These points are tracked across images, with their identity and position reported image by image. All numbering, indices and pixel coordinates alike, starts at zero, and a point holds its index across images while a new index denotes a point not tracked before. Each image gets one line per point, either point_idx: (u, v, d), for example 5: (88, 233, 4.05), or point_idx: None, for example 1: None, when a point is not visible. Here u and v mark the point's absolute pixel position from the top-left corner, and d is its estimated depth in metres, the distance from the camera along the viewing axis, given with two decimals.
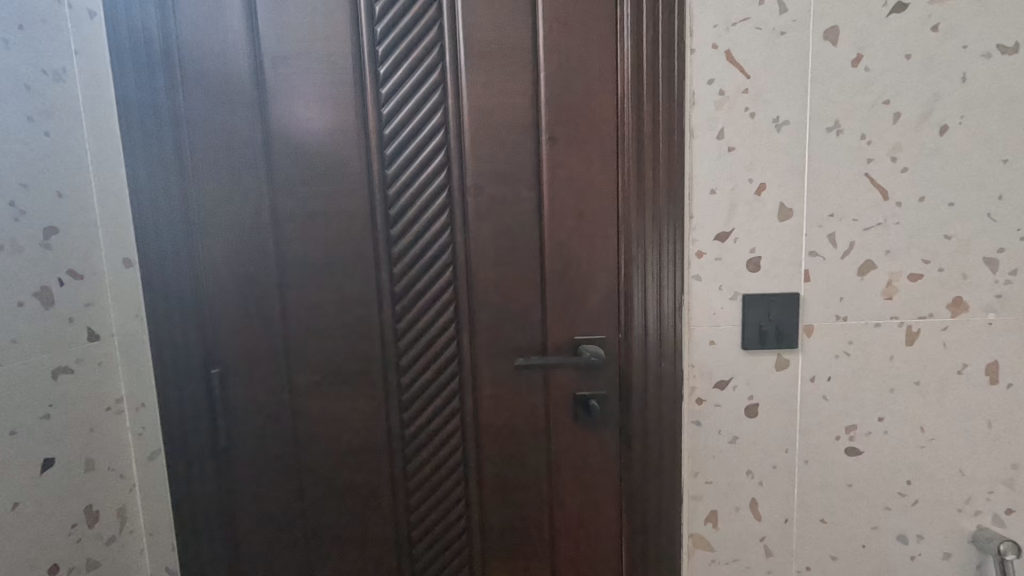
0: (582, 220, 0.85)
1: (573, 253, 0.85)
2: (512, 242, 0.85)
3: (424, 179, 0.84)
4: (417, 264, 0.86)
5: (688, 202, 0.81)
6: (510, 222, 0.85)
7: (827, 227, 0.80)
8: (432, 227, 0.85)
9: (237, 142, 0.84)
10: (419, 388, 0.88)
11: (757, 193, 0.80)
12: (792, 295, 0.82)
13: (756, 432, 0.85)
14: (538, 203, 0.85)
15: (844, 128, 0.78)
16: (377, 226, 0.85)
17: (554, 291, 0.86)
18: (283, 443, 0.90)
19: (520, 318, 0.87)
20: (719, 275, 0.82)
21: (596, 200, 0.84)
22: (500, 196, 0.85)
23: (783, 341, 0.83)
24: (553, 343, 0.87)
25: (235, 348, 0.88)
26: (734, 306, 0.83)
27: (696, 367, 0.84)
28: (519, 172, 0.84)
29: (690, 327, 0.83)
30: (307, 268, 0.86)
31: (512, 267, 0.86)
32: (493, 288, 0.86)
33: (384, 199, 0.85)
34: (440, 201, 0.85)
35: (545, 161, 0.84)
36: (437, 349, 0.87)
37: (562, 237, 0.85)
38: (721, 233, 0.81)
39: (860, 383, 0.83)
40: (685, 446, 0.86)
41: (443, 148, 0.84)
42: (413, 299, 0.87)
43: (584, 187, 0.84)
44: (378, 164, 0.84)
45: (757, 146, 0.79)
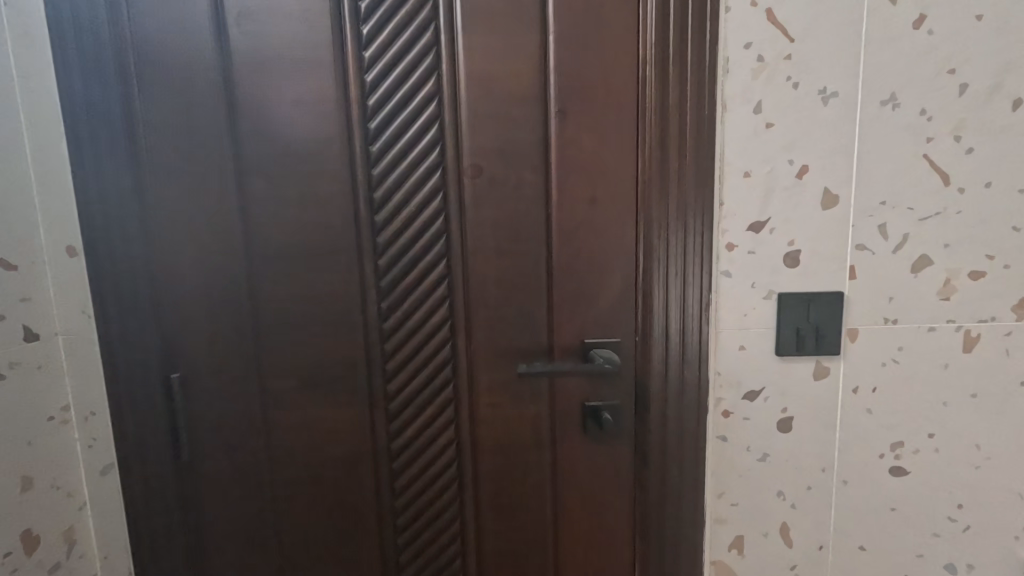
0: (595, 207, 0.74)
1: (584, 244, 0.75)
2: (515, 232, 0.75)
3: (414, 158, 0.73)
4: (406, 256, 0.75)
5: (718, 186, 0.70)
6: (513, 208, 0.74)
7: (877, 217, 0.70)
8: (423, 213, 0.74)
9: (199, 113, 0.72)
10: (408, 397, 0.78)
11: (798, 176, 0.70)
12: (834, 294, 0.72)
13: (789, 448, 0.75)
14: (546, 187, 0.74)
15: (901, 102, 0.68)
16: (360, 212, 0.74)
17: (563, 289, 0.75)
18: (253, 458, 0.79)
19: (523, 318, 0.76)
20: (751, 271, 0.72)
21: (611, 184, 0.73)
22: (501, 178, 0.74)
23: (822, 347, 0.72)
24: (560, 346, 0.77)
25: (198, 351, 0.77)
26: (768, 307, 0.72)
27: (723, 375, 0.74)
28: (523, 150, 0.73)
29: (717, 331, 0.73)
30: (279, 259, 0.75)
31: (514, 260, 0.75)
32: (493, 284, 0.75)
33: (368, 181, 0.74)
34: (432, 183, 0.74)
35: (553, 137, 0.73)
36: (429, 353, 0.77)
37: (573, 226, 0.74)
38: (755, 223, 0.71)
39: (909, 395, 0.73)
40: (708, 464, 0.76)
41: (436, 123, 0.73)
42: (402, 295, 0.76)
43: (598, 168, 0.73)
44: (361, 140, 0.73)
45: (799, 122, 0.69)
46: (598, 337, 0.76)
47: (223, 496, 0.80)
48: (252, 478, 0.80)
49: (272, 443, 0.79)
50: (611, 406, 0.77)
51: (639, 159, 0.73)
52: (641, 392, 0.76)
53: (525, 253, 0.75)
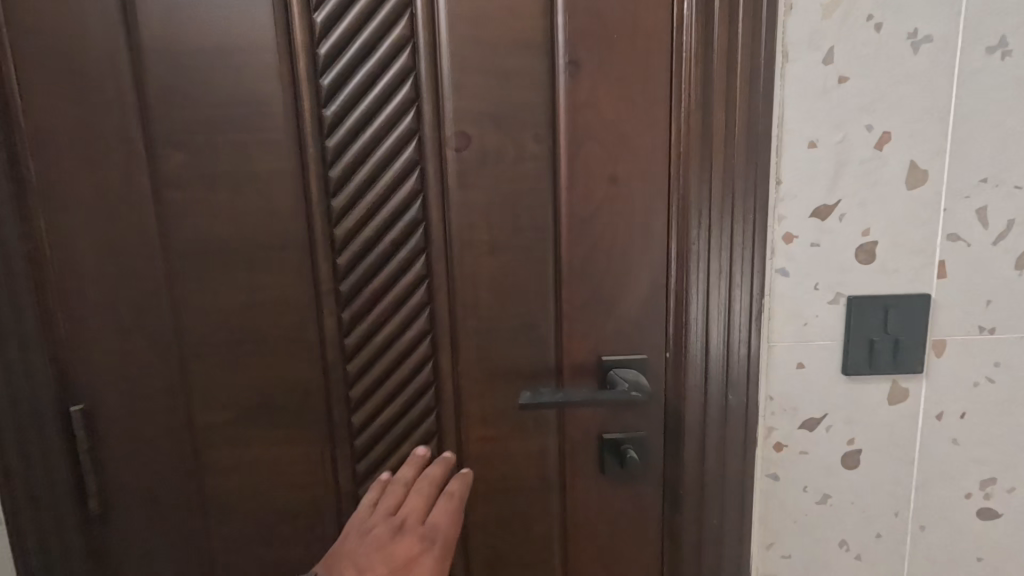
0: (615, 188, 0.58)
1: (602, 235, 0.59)
2: (513, 220, 0.58)
3: (381, 125, 0.56)
4: (374, 254, 0.58)
5: (774, 160, 0.55)
6: (510, 189, 0.58)
7: (975, 199, 0.55)
8: (394, 197, 0.57)
9: (92, 64, 0.54)
10: (379, 430, 0.62)
11: (878, 147, 0.54)
12: (919, 297, 0.56)
13: (855, 489, 0.61)
14: (552, 163, 0.57)
15: (1012, 49, 0.52)
16: (311, 196, 0.57)
17: (574, 292, 0.59)
18: (183, 509, 0.63)
19: (524, 329, 0.60)
20: (815, 269, 0.56)
21: (636, 158, 0.57)
22: (495, 151, 0.57)
23: (902, 363, 0.57)
24: (571, 364, 0.61)
25: (107, 376, 0.60)
26: (835, 314, 0.57)
27: (776, 399, 0.59)
28: (524, 114, 0.56)
29: (770, 344, 0.58)
30: (209, 257, 0.58)
31: (513, 256, 0.59)
32: (485, 287, 0.59)
33: (322, 156, 0.57)
34: (405, 157, 0.57)
35: (563, 97, 0.56)
36: (405, 375, 0.61)
37: (587, 213, 0.58)
38: (821, 207, 0.55)
39: (1005, 421, 0.59)
40: (756, 508, 0.61)
41: (410, 78, 0.56)
42: (368, 302, 0.59)
43: (618, 137, 0.57)
44: (310, 102, 0.56)
45: (882, 74, 0.53)
46: (618, 352, 0.61)
47: (147, 557, 0.63)
48: (183, 535, 0.63)
49: (206, 490, 0.63)
50: (635, 438, 0.62)
51: (672, 126, 0.56)
52: (671, 420, 0.61)
53: (526, 248, 0.59)
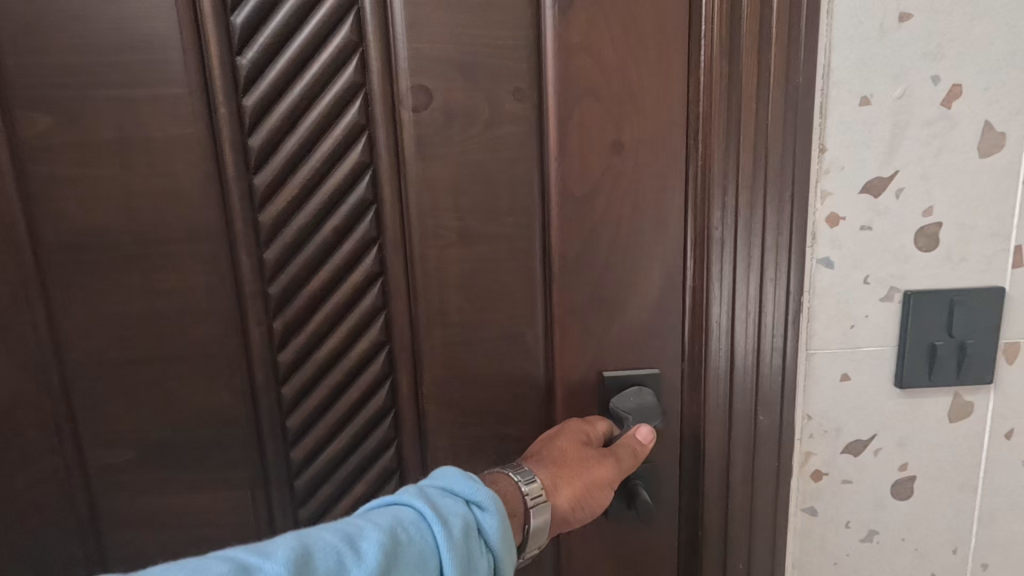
0: (620, 157, 0.46)
1: (603, 219, 0.47)
2: (487, 201, 0.46)
3: (314, 76, 0.43)
4: (312, 246, 0.46)
5: (818, 121, 0.43)
6: (485, 160, 0.45)
7: None
8: (335, 172, 0.45)
9: None
10: (326, 463, 0.51)
11: (946, 103, 0.43)
12: (991, 292, 0.46)
13: (908, 523, 0.50)
14: (537, 128, 0.45)
15: None
16: (226, 172, 0.45)
17: (567, 290, 0.48)
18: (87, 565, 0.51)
19: (506, 337, 0.49)
20: (865, 256, 0.45)
21: (649, 120, 0.45)
22: (464, 112, 0.45)
23: (968, 372, 0.47)
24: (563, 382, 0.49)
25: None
26: (888, 314, 0.46)
27: (816, 419, 0.48)
28: (499, 65, 0.44)
29: (808, 352, 0.47)
30: (98, 253, 0.46)
31: (489, 247, 0.47)
32: (454, 286, 0.47)
33: (239, 120, 0.44)
34: (347, 120, 0.44)
35: (550, 44, 0.44)
36: (356, 394, 0.49)
37: (582, 190, 0.46)
38: (874, 180, 0.44)
39: None
40: (790, 550, 0.50)
41: (352, 14, 0.43)
42: (306, 306, 0.47)
43: (623, 92, 0.45)
44: (219, 47, 0.43)
45: (953, 10, 0.42)
46: (621, 363, 0.49)
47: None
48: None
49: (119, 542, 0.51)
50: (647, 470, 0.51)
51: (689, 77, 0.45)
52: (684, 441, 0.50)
53: (505, 236, 0.47)
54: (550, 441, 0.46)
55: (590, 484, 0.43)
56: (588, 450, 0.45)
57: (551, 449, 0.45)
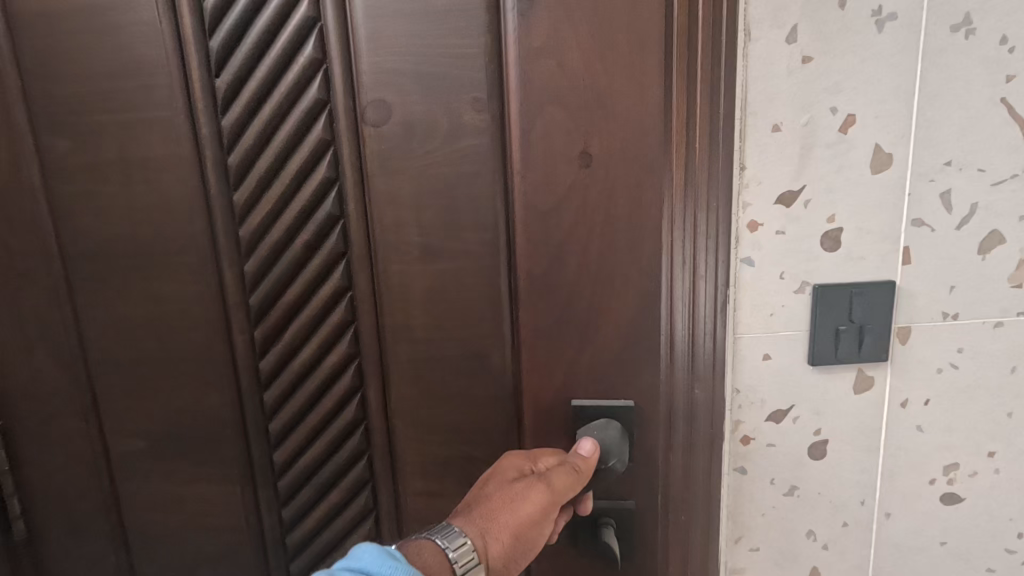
0: (586, 169, 0.52)
1: (580, 222, 0.53)
2: (449, 205, 0.55)
3: (283, 99, 0.54)
4: (284, 262, 0.58)
5: (738, 144, 0.52)
6: (456, 172, 0.54)
7: (940, 182, 0.53)
8: (305, 178, 0.56)
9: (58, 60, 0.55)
10: (301, 429, 0.62)
11: (843, 129, 0.52)
12: (885, 285, 0.55)
13: (822, 479, 0.60)
14: (497, 138, 0.53)
15: (977, 26, 0.51)
16: (220, 182, 0.57)
17: (537, 284, 0.54)
18: (153, 499, 0.65)
19: (474, 322, 0.58)
20: (780, 257, 0.54)
21: (617, 133, 0.51)
22: (423, 127, 0.53)
23: (868, 352, 0.56)
24: (528, 362, 0.57)
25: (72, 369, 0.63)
26: (801, 304, 0.55)
27: (743, 393, 0.58)
28: (459, 84, 0.52)
29: (735, 336, 0.56)
30: (157, 254, 0.59)
31: (463, 245, 0.56)
32: (422, 279, 0.57)
33: (219, 138, 0.56)
34: (314, 135, 0.54)
35: (513, 65, 0.51)
36: (324, 360, 0.60)
37: (547, 205, 0.53)
38: (786, 194, 0.53)
39: (967, 405, 0.58)
40: (723, 503, 0.60)
41: (315, 36, 0.52)
42: (277, 288, 0.59)
43: (583, 109, 0.51)
44: (204, 79, 0.54)
45: (846, 51, 0.51)
46: (590, 355, 0.56)
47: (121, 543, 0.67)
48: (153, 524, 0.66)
49: (172, 483, 0.65)
50: (618, 509, 0.59)
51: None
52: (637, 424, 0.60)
53: (472, 241, 0.56)
54: (482, 489, 0.51)
55: (518, 530, 0.48)
56: (513, 494, 0.49)
57: (480, 500, 0.50)
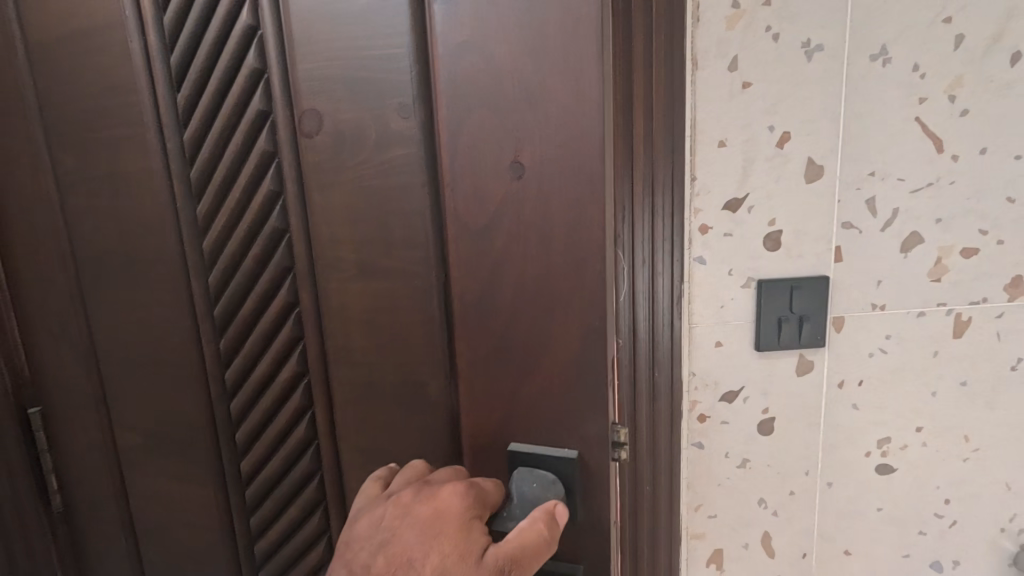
0: (520, 179, 0.47)
1: (512, 240, 0.49)
2: (381, 215, 0.53)
3: (234, 112, 0.56)
4: (241, 275, 0.61)
5: (689, 158, 0.60)
6: (390, 188, 0.52)
7: (865, 190, 0.61)
8: (252, 188, 0.57)
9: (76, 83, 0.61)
10: (259, 426, 0.65)
11: (780, 144, 0.60)
12: (821, 279, 0.63)
13: (771, 452, 0.67)
14: (427, 146, 0.50)
15: (893, 56, 0.59)
16: (187, 192, 0.60)
17: (472, 304, 0.52)
18: (154, 481, 0.70)
19: (414, 338, 0.55)
20: (727, 257, 0.62)
21: (548, 142, 0.46)
22: (353, 137, 0.52)
23: (807, 338, 0.64)
24: (468, 383, 0.54)
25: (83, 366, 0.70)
26: (747, 296, 0.63)
27: (698, 376, 0.65)
28: (387, 86, 0.50)
29: (691, 326, 0.64)
30: (144, 264, 0.64)
31: (396, 259, 0.54)
32: (356, 291, 0.56)
33: (182, 150, 0.60)
34: (259, 146, 0.56)
35: (440, 62, 0.47)
36: (274, 362, 0.62)
37: (480, 221, 0.49)
38: (731, 201, 0.61)
39: (896, 385, 0.66)
40: (683, 475, 0.68)
41: (257, 47, 0.53)
42: (234, 292, 0.61)
43: (513, 107, 0.46)
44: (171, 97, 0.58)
45: (780, 78, 0.59)
46: (530, 385, 0.51)
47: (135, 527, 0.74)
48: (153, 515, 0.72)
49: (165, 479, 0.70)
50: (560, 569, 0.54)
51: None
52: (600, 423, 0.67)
53: (408, 256, 0.54)
54: None
55: None
56: None
57: None
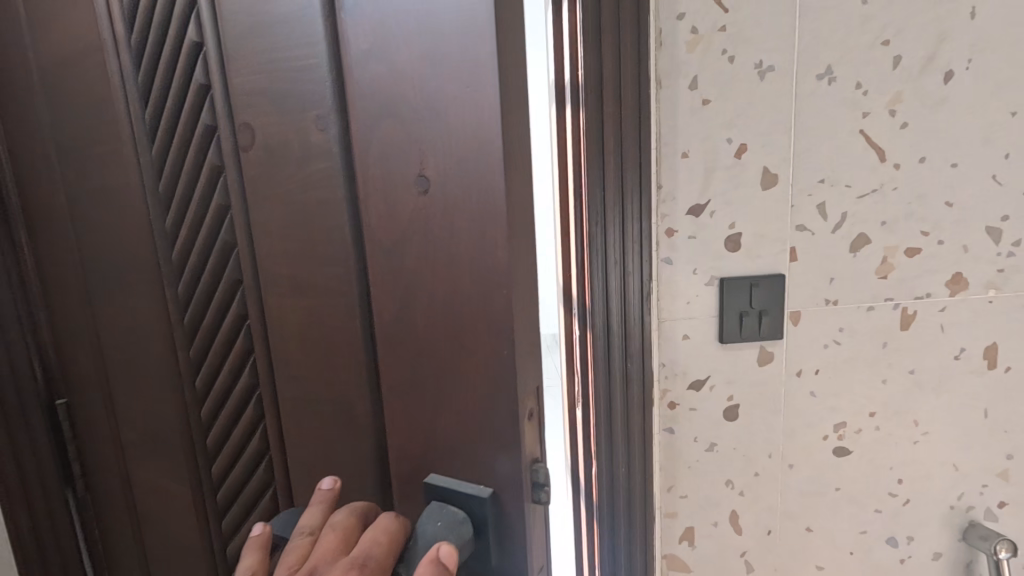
0: (426, 194, 0.44)
1: (423, 264, 0.46)
2: (309, 234, 0.51)
3: (185, 125, 0.56)
4: (198, 289, 0.61)
5: (655, 168, 0.67)
6: (313, 204, 0.50)
7: (816, 196, 0.68)
8: (205, 202, 0.58)
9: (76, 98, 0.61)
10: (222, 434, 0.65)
11: (738, 155, 0.66)
12: (778, 277, 0.69)
13: (737, 437, 0.73)
14: (345, 162, 0.48)
15: (837, 75, 0.65)
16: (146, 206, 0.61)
17: (390, 329, 0.49)
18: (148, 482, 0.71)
19: (347, 361, 0.53)
20: (693, 257, 0.69)
21: (452, 156, 0.42)
22: (281, 148, 0.50)
23: (766, 331, 0.70)
24: (394, 414, 0.51)
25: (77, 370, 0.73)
26: (711, 293, 0.69)
27: (668, 367, 0.71)
28: (307, 96, 0.47)
29: (660, 321, 0.70)
30: (110, 275, 0.65)
31: (323, 279, 0.52)
32: (293, 306, 0.54)
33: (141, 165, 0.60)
34: (208, 161, 0.56)
35: (351, 69, 0.45)
36: (231, 373, 0.62)
37: (391, 238, 0.46)
38: (695, 206, 0.67)
39: (850, 374, 0.72)
40: (656, 458, 0.74)
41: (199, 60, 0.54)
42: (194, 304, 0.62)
43: (417, 118, 0.43)
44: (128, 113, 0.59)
45: (736, 95, 0.65)
46: (448, 418, 0.48)
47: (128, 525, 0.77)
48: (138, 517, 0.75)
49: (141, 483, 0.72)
50: None
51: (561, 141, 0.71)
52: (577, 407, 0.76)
53: (333, 277, 0.51)
54: None
55: None
56: None
57: None
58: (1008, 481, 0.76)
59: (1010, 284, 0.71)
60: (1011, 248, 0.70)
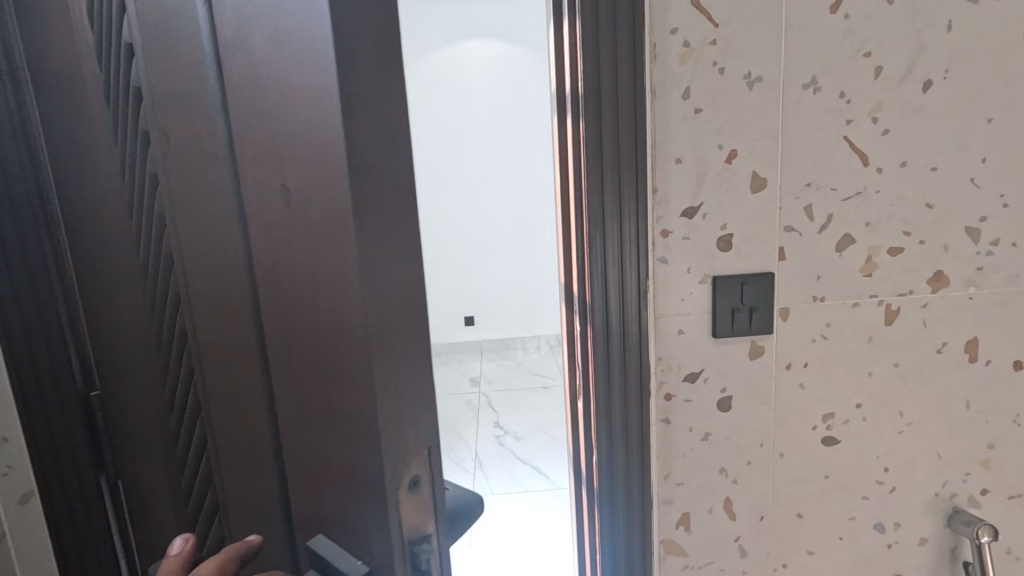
0: (288, 205, 0.39)
1: (298, 286, 0.41)
2: (210, 251, 0.46)
3: (118, 128, 0.52)
4: (142, 299, 0.57)
5: (650, 173, 0.71)
6: (206, 221, 0.45)
7: (803, 199, 0.72)
8: (140, 210, 0.53)
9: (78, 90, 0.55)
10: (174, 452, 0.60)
11: (728, 161, 0.71)
12: (767, 275, 0.73)
13: (730, 427, 0.78)
14: (231, 172, 0.42)
15: (822, 85, 0.69)
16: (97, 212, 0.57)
17: (280, 358, 0.44)
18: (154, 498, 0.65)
19: (248, 391, 0.48)
20: (686, 257, 0.73)
21: (317, 168, 0.37)
22: (182, 155, 0.45)
23: (756, 327, 0.74)
24: (290, 449, 0.45)
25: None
26: (705, 291, 0.74)
27: (664, 360, 0.75)
28: (197, 98, 0.42)
29: (656, 317, 0.74)
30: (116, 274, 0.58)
31: (222, 300, 0.47)
32: (209, 330, 0.48)
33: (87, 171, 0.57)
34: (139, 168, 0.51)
35: (226, 67, 0.40)
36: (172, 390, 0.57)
37: (268, 254, 0.42)
38: (688, 209, 0.72)
39: (837, 367, 0.76)
40: (653, 448, 0.78)
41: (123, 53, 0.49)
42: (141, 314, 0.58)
43: (283, 124, 0.38)
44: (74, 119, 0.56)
45: (726, 104, 0.69)
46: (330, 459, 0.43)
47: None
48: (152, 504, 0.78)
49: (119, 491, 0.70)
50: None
51: (562, 152, 0.78)
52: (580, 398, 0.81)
53: (230, 299, 0.46)
54: None
55: None
56: None
57: None
58: (990, 470, 0.80)
59: (989, 282, 0.74)
60: (989, 247, 0.74)
